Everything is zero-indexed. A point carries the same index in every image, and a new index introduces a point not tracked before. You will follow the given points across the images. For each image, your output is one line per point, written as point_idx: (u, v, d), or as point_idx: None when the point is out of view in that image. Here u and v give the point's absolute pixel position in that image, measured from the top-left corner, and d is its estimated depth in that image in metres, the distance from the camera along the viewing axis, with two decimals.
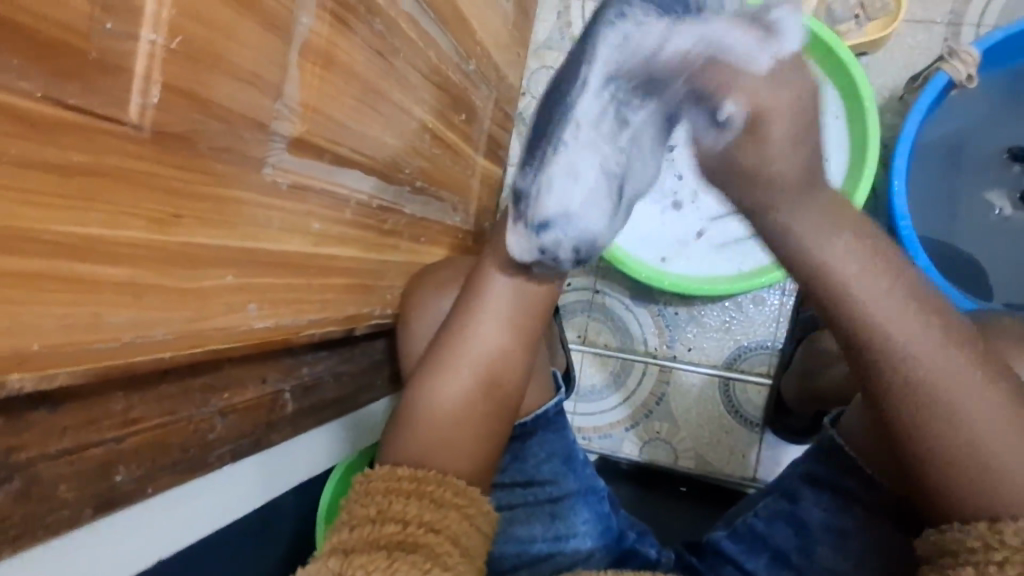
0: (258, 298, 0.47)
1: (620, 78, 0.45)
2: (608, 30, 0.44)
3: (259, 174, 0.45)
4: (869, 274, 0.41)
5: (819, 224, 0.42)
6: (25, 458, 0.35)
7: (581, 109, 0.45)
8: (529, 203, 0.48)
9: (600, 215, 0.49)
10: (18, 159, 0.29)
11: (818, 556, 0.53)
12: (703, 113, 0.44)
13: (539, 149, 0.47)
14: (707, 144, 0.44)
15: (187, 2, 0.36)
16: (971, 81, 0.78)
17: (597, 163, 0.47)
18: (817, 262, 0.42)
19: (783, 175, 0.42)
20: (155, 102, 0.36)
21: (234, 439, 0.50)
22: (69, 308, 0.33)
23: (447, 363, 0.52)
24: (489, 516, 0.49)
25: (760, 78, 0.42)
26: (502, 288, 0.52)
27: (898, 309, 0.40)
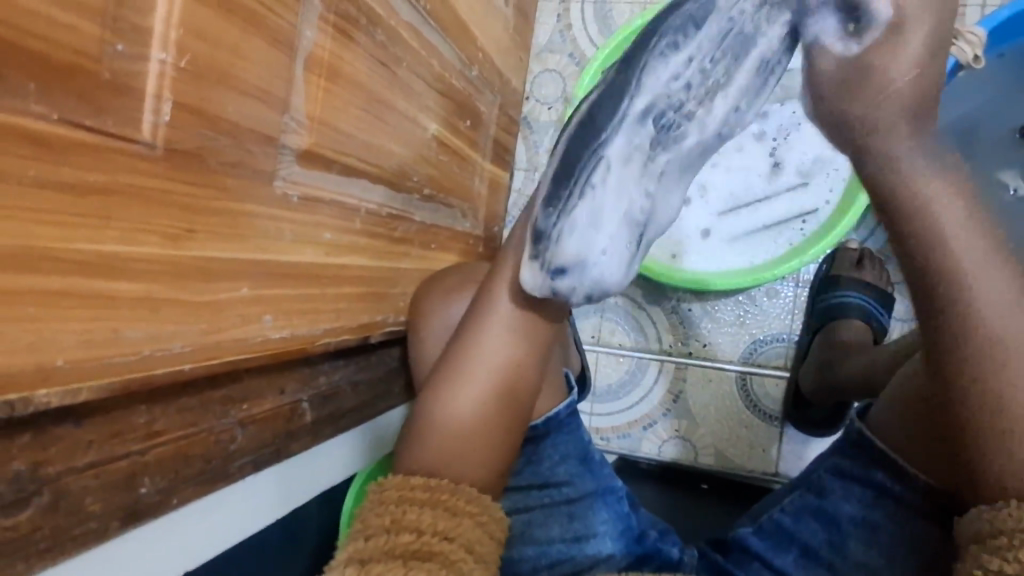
0: (272, 309, 0.48)
1: (654, 119, 0.45)
2: (649, 69, 0.45)
3: (269, 188, 0.46)
4: (965, 225, 0.39)
5: (926, 144, 0.39)
6: (53, 473, 0.36)
7: (612, 150, 0.46)
8: (551, 246, 0.47)
9: (617, 262, 0.48)
10: (36, 181, 0.30)
11: (852, 552, 0.51)
12: (829, 16, 0.39)
13: (565, 189, 0.47)
14: (833, 53, 0.39)
15: (193, 21, 0.37)
16: (981, 61, 0.73)
17: (619, 207, 0.47)
18: (917, 197, 0.39)
19: (903, 96, 0.38)
20: (166, 120, 0.36)
21: (255, 449, 0.50)
22: (89, 324, 0.34)
23: (457, 375, 0.52)
24: (501, 522, 0.49)
25: None
26: (511, 303, 0.51)
27: (985, 262, 0.39)
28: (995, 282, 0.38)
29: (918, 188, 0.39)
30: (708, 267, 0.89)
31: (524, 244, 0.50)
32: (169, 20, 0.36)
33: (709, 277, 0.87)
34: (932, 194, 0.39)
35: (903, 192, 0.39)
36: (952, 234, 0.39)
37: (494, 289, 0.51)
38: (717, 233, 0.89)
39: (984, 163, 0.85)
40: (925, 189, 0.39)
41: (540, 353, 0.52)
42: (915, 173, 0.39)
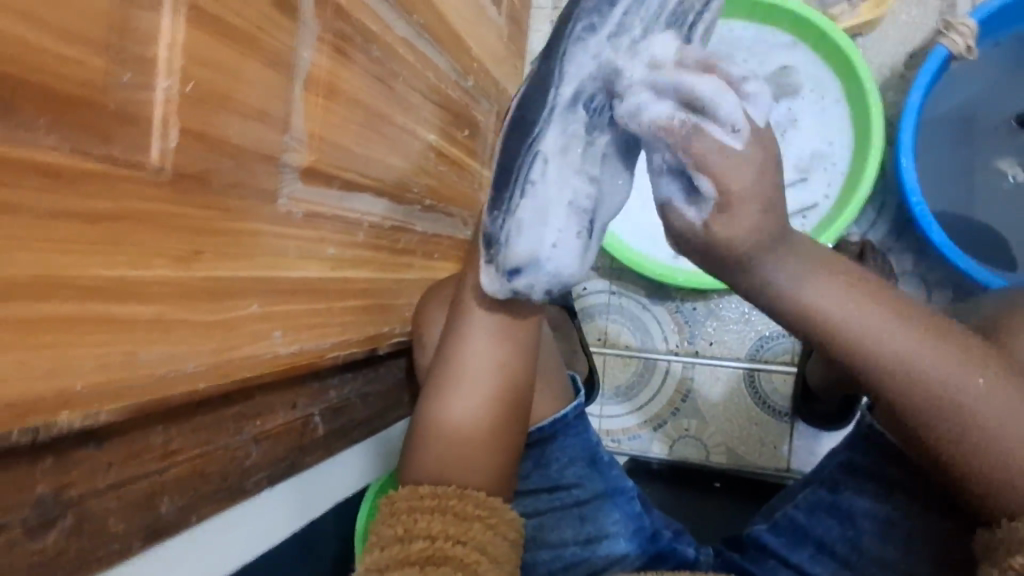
0: (281, 325, 0.49)
1: (583, 104, 0.47)
2: (571, 58, 0.47)
3: (273, 206, 0.47)
4: (860, 301, 0.40)
5: (808, 270, 0.41)
6: (74, 495, 0.36)
7: (548, 143, 0.47)
8: (502, 248, 0.49)
9: (570, 254, 0.49)
10: (51, 211, 0.31)
11: (865, 546, 0.52)
12: (674, 180, 0.43)
13: (507, 191, 0.49)
14: (686, 218, 0.43)
15: (195, 50, 0.38)
16: (971, 53, 0.78)
17: (562, 199, 0.48)
18: (798, 303, 0.41)
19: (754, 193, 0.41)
20: (172, 146, 0.37)
21: (269, 465, 0.51)
22: (104, 348, 0.35)
23: (450, 380, 0.52)
24: (515, 522, 0.49)
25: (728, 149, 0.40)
26: (482, 306, 0.53)
27: (893, 325, 0.40)
28: (934, 350, 0.39)
29: (830, 309, 0.40)
30: None
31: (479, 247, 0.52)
32: (172, 48, 0.36)
33: (714, 275, 0.86)
34: (807, 292, 0.41)
35: (788, 300, 0.41)
36: (869, 326, 0.40)
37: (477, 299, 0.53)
38: None
39: (982, 151, 0.85)
40: (836, 307, 0.40)
41: (529, 353, 0.54)
42: (818, 296, 0.41)
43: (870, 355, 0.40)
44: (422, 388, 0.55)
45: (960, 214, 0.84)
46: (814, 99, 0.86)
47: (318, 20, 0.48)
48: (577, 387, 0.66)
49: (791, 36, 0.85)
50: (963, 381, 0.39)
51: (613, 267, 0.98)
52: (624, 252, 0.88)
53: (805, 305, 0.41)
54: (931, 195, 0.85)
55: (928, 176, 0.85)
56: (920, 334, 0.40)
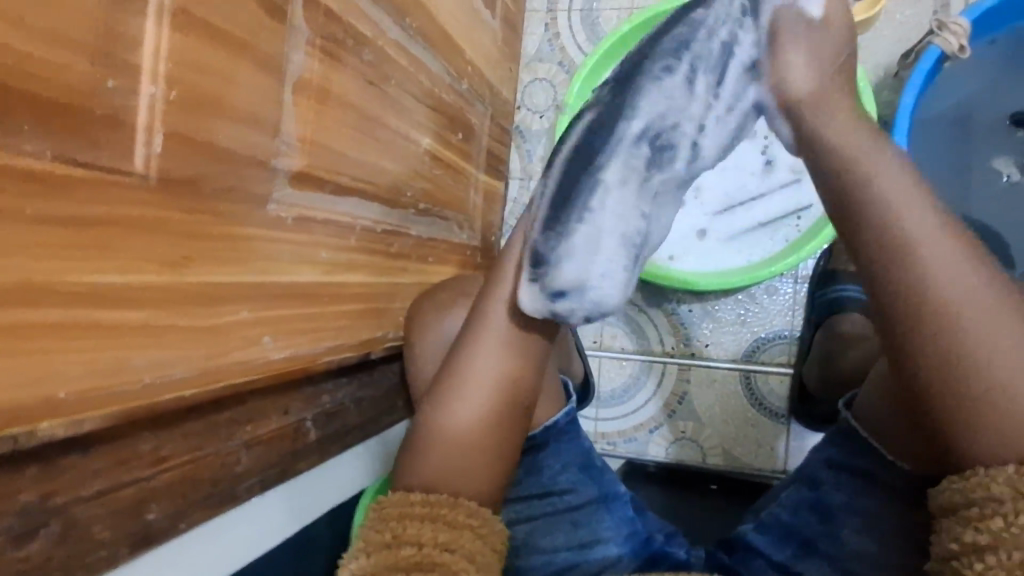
0: (273, 330, 0.49)
1: (650, 141, 0.48)
2: (643, 95, 0.47)
3: (264, 211, 0.46)
4: (931, 219, 0.39)
5: (879, 156, 0.41)
6: (61, 503, 0.36)
7: (613, 175, 0.48)
8: (547, 271, 0.49)
9: (614, 283, 0.50)
10: (35, 218, 0.31)
11: (845, 540, 0.54)
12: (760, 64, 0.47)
13: (563, 217, 0.49)
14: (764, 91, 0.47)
15: (182, 54, 0.38)
16: (964, 52, 0.78)
17: (616, 229, 0.49)
18: (869, 191, 0.40)
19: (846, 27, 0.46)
20: (159, 151, 0.37)
21: (260, 470, 0.51)
22: (91, 355, 0.34)
23: (455, 387, 0.52)
24: (503, 534, 0.49)
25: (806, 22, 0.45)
26: (506, 319, 0.51)
27: (951, 252, 0.38)
28: (976, 279, 0.38)
29: (895, 209, 0.39)
30: (707, 268, 0.89)
31: (519, 264, 0.51)
32: (159, 54, 0.36)
33: (709, 278, 0.87)
34: (884, 183, 0.40)
35: (860, 186, 0.41)
36: (930, 242, 0.38)
37: (489, 305, 0.52)
38: (714, 233, 0.90)
39: (978, 151, 0.85)
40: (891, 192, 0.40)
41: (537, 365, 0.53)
42: (882, 180, 0.40)
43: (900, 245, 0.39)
44: (428, 390, 0.55)
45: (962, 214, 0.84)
46: None
47: (309, 24, 0.48)
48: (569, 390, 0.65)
49: None
50: (1011, 326, 0.37)
51: None
52: None
53: (863, 177, 0.41)
54: (929, 192, 0.84)
55: (925, 175, 0.85)
56: (957, 254, 0.38)
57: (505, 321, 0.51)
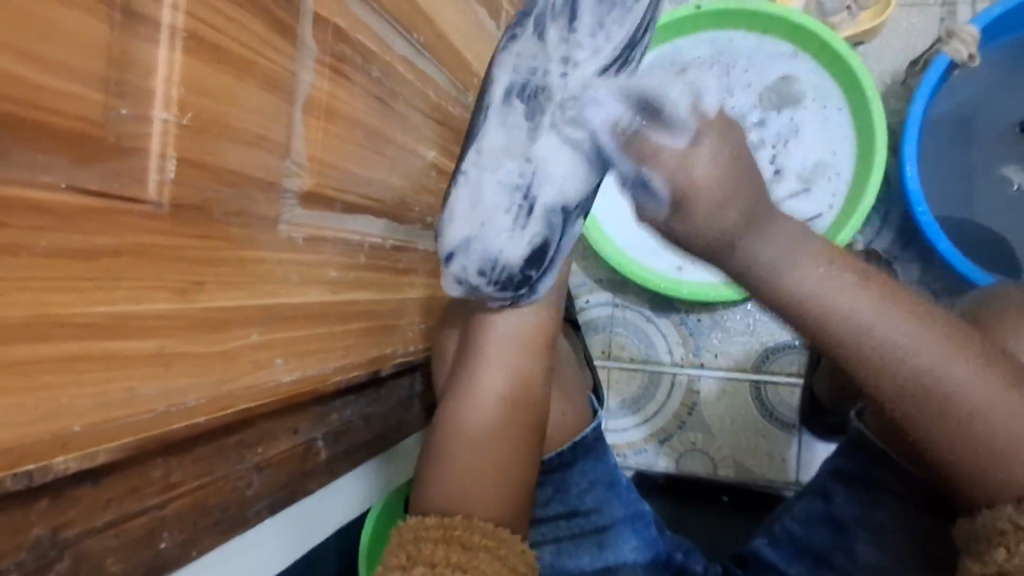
0: (283, 352, 0.48)
1: (518, 95, 0.49)
2: (500, 59, 0.50)
3: (274, 232, 0.46)
4: (846, 289, 0.40)
5: (798, 254, 0.41)
6: (72, 535, 0.35)
7: (487, 137, 0.49)
8: (438, 236, 0.51)
9: (502, 231, 0.50)
10: (50, 250, 0.30)
11: (862, 554, 0.53)
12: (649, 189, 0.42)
13: (446, 191, 0.51)
14: (649, 211, 0.42)
15: (191, 79, 0.37)
16: (974, 60, 0.78)
17: (495, 179, 0.49)
18: (794, 291, 0.40)
19: (721, 229, 0.40)
20: (172, 177, 0.37)
21: (270, 493, 0.50)
22: (103, 387, 0.34)
23: (458, 393, 0.54)
24: (525, 555, 0.48)
25: (678, 151, 0.40)
26: (500, 345, 0.54)
27: (879, 310, 0.39)
28: (917, 330, 0.39)
29: (815, 293, 0.40)
30: (715, 279, 0.89)
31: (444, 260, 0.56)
32: (171, 79, 0.36)
33: (718, 288, 0.87)
34: (795, 275, 0.40)
35: (777, 285, 0.41)
36: (861, 310, 0.39)
37: (488, 318, 0.55)
38: None
39: (988, 158, 0.84)
40: (820, 283, 0.40)
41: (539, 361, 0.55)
42: (797, 276, 0.40)
43: (836, 321, 0.40)
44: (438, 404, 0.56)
45: (969, 221, 0.83)
46: (818, 109, 0.85)
47: (318, 43, 0.47)
48: (597, 407, 0.66)
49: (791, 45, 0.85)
50: (952, 366, 0.39)
51: (614, 280, 0.97)
52: (626, 263, 0.87)
53: (786, 288, 0.40)
54: (935, 201, 0.84)
55: (932, 182, 0.84)
56: (898, 313, 0.39)
57: (504, 326, 0.55)
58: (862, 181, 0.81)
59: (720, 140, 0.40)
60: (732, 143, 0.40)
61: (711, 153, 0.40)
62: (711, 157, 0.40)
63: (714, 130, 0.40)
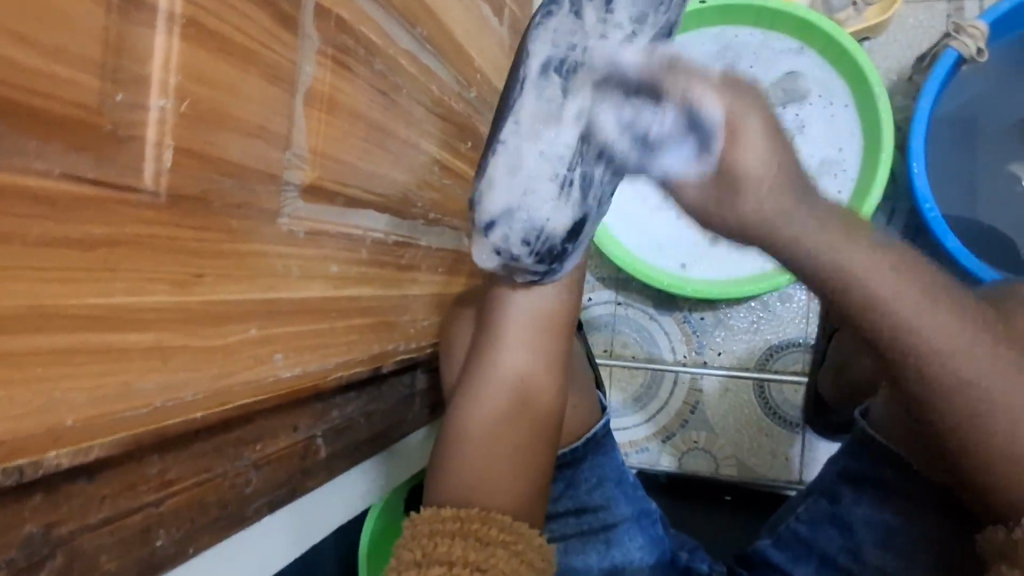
0: (283, 348, 0.48)
1: (555, 69, 0.50)
2: (537, 36, 0.52)
3: (274, 225, 0.45)
4: (903, 281, 0.39)
5: (848, 235, 0.40)
6: (67, 532, 0.34)
7: (523, 109, 0.50)
8: (477, 203, 0.52)
9: (546, 200, 0.50)
10: (41, 240, 0.30)
11: (867, 556, 0.52)
12: (678, 142, 0.41)
13: (484, 160, 0.52)
14: (698, 172, 0.41)
15: (190, 66, 0.36)
16: (981, 56, 0.78)
17: (536, 151, 0.49)
18: (846, 273, 0.39)
19: (766, 174, 0.40)
20: (169, 167, 0.36)
21: (270, 490, 0.49)
22: (98, 381, 0.33)
23: (472, 385, 0.54)
24: (542, 549, 0.48)
25: (715, 80, 0.40)
26: (515, 331, 0.54)
27: (936, 313, 0.38)
28: (970, 333, 0.38)
29: (870, 278, 0.39)
30: (720, 276, 0.88)
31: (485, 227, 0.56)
32: (168, 66, 0.35)
33: (724, 286, 0.86)
34: (853, 256, 0.39)
35: (837, 276, 0.40)
36: (917, 313, 0.38)
37: (506, 294, 0.55)
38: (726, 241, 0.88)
39: (996, 155, 0.84)
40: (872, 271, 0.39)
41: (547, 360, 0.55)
42: (856, 262, 0.39)
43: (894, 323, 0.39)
44: (450, 398, 0.56)
45: (976, 219, 0.82)
46: (824, 105, 0.84)
47: (320, 33, 0.46)
48: (603, 404, 0.65)
49: (797, 41, 0.84)
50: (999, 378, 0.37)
51: (617, 277, 0.96)
52: (632, 262, 0.86)
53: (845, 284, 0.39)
54: (941, 200, 0.83)
55: (939, 180, 0.84)
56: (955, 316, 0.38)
57: (518, 311, 0.55)
58: (869, 177, 0.80)
59: (746, 83, 0.41)
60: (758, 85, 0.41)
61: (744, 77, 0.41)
62: (752, 98, 0.40)
63: (741, 74, 0.42)
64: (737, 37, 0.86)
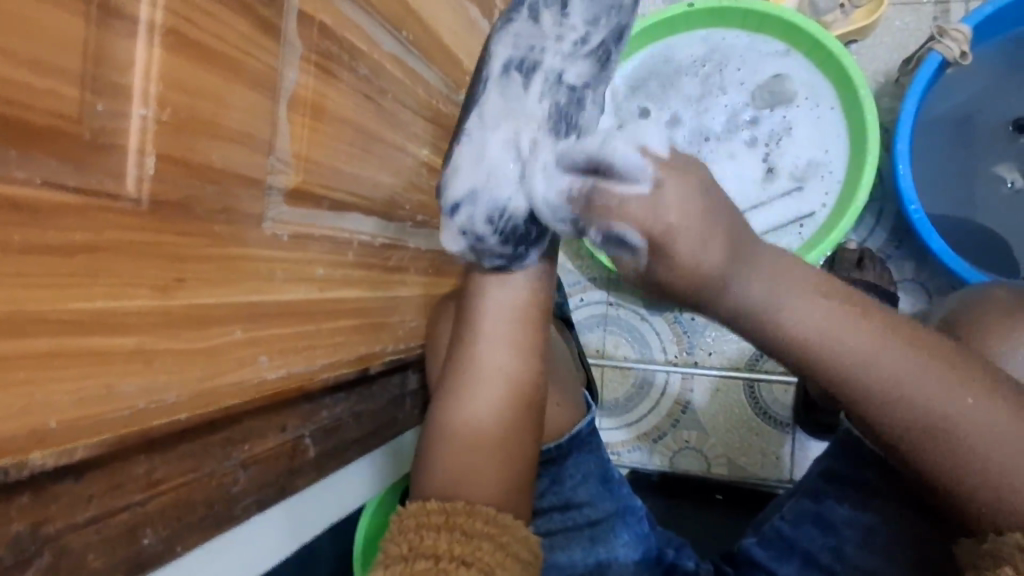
0: (268, 350, 0.48)
1: (516, 69, 0.53)
2: (498, 37, 0.54)
3: (258, 229, 0.46)
4: (840, 324, 0.40)
5: (786, 287, 0.41)
6: (53, 531, 0.35)
7: (486, 102, 0.53)
8: (443, 187, 0.53)
9: (507, 181, 0.50)
10: (23, 246, 0.30)
11: (847, 554, 0.53)
12: (608, 245, 0.42)
13: (450, 148, 0.53)
14: (626, 264, 0.42)
15: (171, 75, 0.37)
16: (965, 58, 0.78)
17: (499, 141, 0.51)
18: (786, 329, 0.40)
19: (704, 269, 0.40)
20: (151, 173, 0.37)
21: (258, 490, 0.50)
22: (81, 383, 0.34)
23: (456, 381, 0.54)
24: (527, 542, 0.48)
25: (642, 196, 0.39)
26: (496, 327, 0.54)
27: (879, 353, 0.39)
28: (917, 368, 0.39)
29: (810, 331, 0.40)
30: None
31: None
32: (149, 76, 0.36)
33: None
34: (791, 311, 0.40)
35: (777, 327, 0.41)
36: (863, 352, 0.39)
37: (483, 283, 0.55)
38: None
39: (982, 157, 0.84)
40: (814, 312, 0.40)
41: (528, 358, 0.54)
42: (795, 316, 0.40)
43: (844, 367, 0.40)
44: (434, 394, 0.57)
45: (963, 219, 0.83)
46: (810, 108, 0.85)
47: (302, 40, 0.47)
48: (590, 403, 0.66)
49: (783, 44, 0.85)
50: (955, 403, 0.39)
51: (608, 277, 0.96)
52: None
53: (783, 334, 0.40)
54: (928, 201, 0.84)
55: (926, 181, 0.84)
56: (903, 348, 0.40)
57: (497, 304, 0.55)
58: (855, 177, 0.81)
59: (681, 178, 0.40)
60: (691, 180, 0.40)
61: (670, 186, 0.39)
62: (679, 201, 0.39)
63: (677, 171, 0.40)
64: (723, 40, 0.87)
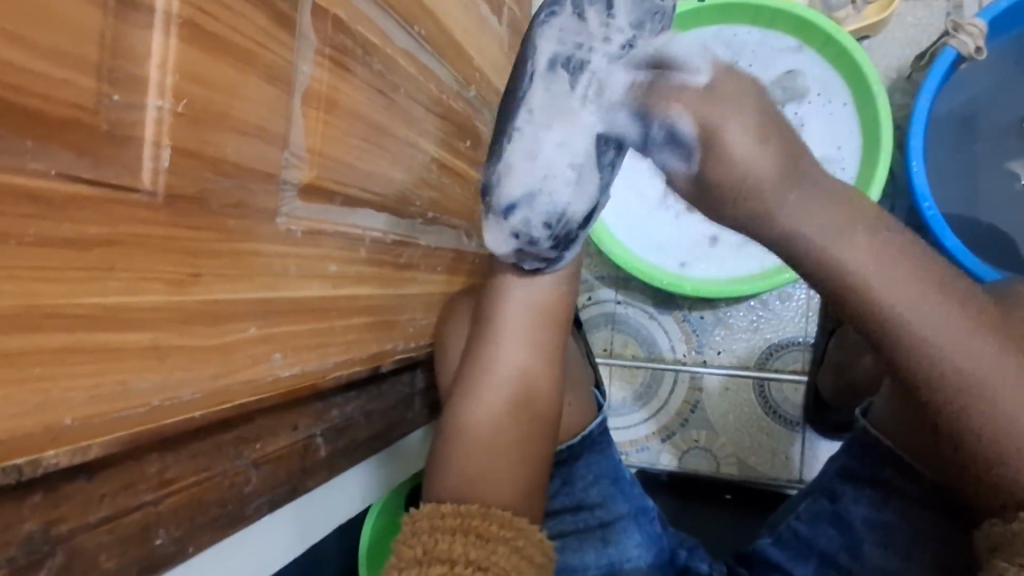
0: (281, 347, 0.48)
1: (563, 66, 0.50)
2: (542, 31, 0.51)
3: (271, 225, 0.45)
4: (889, 268, 0.41)
5: (845, 228, 0.42)
6: (67, 530, 0.35)
7: (534, 101, 0.50)
8: (495, 188, 0.51)
9: (564, 186, 0.51)
10: (37, 240, 0.30)
11: (866, 555, 0.52)
12: (670, 148, 0.45)
13: (498, 147, 0.51)
14: (679, 167, 0.45)
15: (187, 66, 0.36)
16: (981, 54, 0.78)
17: (553, 143, 0.50)
18: (838, 269, 0.41)
19: (759, 175, 0.42)
20: (166, 166, 0.36)
21: (269, 489, 0.49)
22: (96, 380, 0.33)
23: (471, 378, 0.54)
24: (542, 544, 0.48)
25: (697, 92, 0.44)
26: (516, 322, 0.54)
27: (929, 308, 0.40)
28: (964, 327, 0.40)
29: (867, 276, 0.41)
30: (718, 275, 0.88)
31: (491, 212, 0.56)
32: (165, 67, 0.35)
33: (723, 285, 0.86)
34: (847, 248, 0.41)
35: (828, 265, 0.42)
36: (909, 305, 0.40)
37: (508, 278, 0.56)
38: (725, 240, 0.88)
39: (994, 154, 0.83)
40: (861, 265, 0.41)
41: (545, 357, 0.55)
42: (848, 254, 0.41)
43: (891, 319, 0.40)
44: (449, 392, 0.56)
45: (975, 217, 0.83)
46: (822, 104, 0.85)
47: (317, 33, 0.46)
48: (601, 402, 0.65)
49: (796, 40, 0.84)
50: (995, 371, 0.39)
51: (617, 276, 0.96)
52: (631, 261, 0.86)
53: (835, 275, 0.41)
54: (941, 199, 0.83)
55: (940, 179, 0.84)
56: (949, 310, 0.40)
57: (518, 301, 0.55)
58: (868, 175, 0.80)
59: (734, 83, 0.44)
60: (745, 84, 0.44)
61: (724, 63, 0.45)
62: (758, 117, 0.43)
63: (733, 80, 0.44)
64: (735, 36, 0.86)
